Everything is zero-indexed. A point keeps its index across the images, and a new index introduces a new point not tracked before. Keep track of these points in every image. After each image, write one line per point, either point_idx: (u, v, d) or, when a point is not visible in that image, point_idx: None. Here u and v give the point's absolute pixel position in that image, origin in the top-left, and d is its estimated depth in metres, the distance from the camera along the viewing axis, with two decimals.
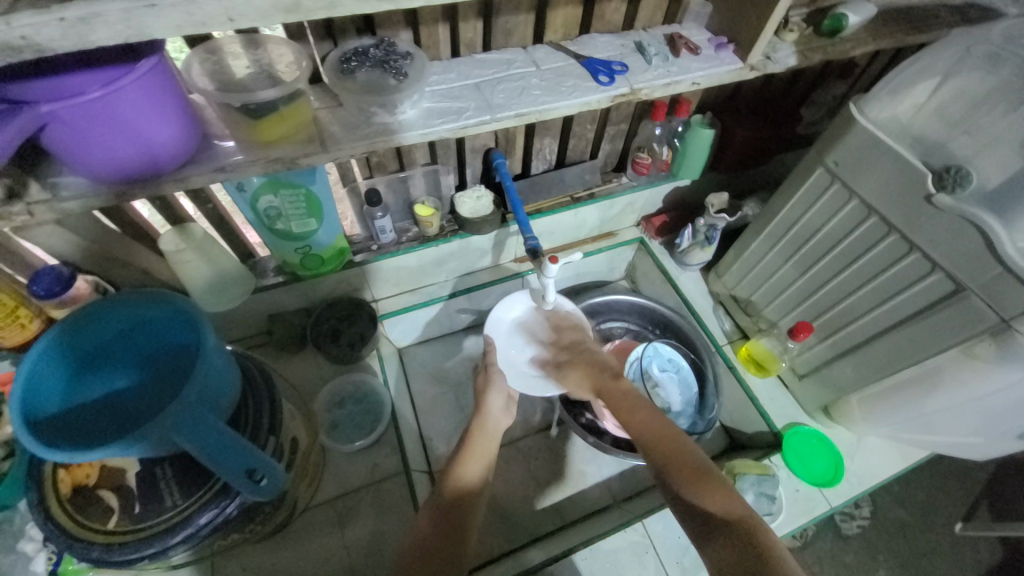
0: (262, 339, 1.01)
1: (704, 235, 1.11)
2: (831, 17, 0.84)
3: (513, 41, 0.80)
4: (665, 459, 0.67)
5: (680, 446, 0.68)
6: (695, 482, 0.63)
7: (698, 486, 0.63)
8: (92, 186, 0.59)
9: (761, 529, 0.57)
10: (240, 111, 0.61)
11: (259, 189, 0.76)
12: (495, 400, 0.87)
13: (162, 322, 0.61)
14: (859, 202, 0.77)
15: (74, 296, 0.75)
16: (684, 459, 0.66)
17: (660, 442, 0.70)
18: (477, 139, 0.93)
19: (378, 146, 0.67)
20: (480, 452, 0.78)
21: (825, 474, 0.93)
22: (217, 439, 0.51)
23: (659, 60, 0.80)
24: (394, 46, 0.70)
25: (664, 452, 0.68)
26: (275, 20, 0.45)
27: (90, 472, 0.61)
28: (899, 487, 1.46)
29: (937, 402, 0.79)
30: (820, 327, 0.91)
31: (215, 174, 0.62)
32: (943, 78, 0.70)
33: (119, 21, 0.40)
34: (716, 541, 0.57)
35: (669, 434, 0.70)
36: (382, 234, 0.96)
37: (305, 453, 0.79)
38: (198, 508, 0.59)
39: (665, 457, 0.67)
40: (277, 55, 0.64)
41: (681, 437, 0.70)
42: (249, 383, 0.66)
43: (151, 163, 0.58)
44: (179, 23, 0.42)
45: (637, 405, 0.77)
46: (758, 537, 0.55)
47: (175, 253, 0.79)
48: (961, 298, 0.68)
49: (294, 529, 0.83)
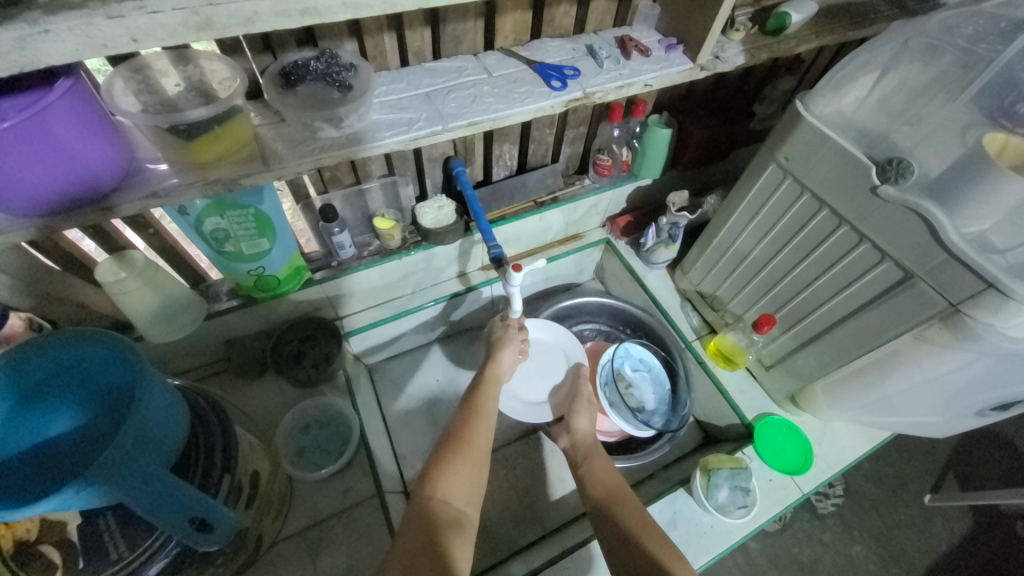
0: (219, 367, 0.96)
1: (668, 233, 1.12)
2: (775, 16, 0.86)
3: (463, 48, 0.78)
4: (627, 516, 0.71)
5: (644, 514, 0.71)
6: (659, 543, 0.66)
7: (662, 550, 0.65)
8: (11, 220, 0.54)
9: None
10: (171, 133, 0.57)
11: (203, 211, 0.72)
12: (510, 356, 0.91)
13: (94, 361, 0.57)
14: (810, 196, 0.79)
15: (7, 335, 0.71)
16: (650, 525, 0.69)
17: (625, 502, 0.73)
18: (433, 148, 0.91)
19: (325, 162, 0.64)
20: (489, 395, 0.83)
21: (795, 462, 0.95)
22: (156, 487, 0.48)
23: (610, 63, 0.80)
24: (337, 57, 0.67)
25: (630, 511, 0.72)
26: (187, 38, 0.42)
27: (30, 526, 0.57)
28: (869, 464, 1.51)
29: (895, 386, 0.81)
30: (783, 318, 0.93)
31: (148, 200, 0.58)
32: (882, 73, 0.72)
33: (10, 49, 0.37)
34: None
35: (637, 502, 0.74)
36: (342, 250, 0.93)
37: (268, 485, 0.75)
38: (146, 559, 0.55)
39: (630, 517, 0.71)
40: (210, 71, 0.61)
41: (633, 498, 0.74)
42: (198, 419, 0.62)
43: (74, 191, 0.54)
44: (78, 47, 0.39)
45: (603, 466, 0.80)
46: None
47: (115, 283, 0.74)
48: (910, 285, 0.70)
49: (261, 565, 0.79)
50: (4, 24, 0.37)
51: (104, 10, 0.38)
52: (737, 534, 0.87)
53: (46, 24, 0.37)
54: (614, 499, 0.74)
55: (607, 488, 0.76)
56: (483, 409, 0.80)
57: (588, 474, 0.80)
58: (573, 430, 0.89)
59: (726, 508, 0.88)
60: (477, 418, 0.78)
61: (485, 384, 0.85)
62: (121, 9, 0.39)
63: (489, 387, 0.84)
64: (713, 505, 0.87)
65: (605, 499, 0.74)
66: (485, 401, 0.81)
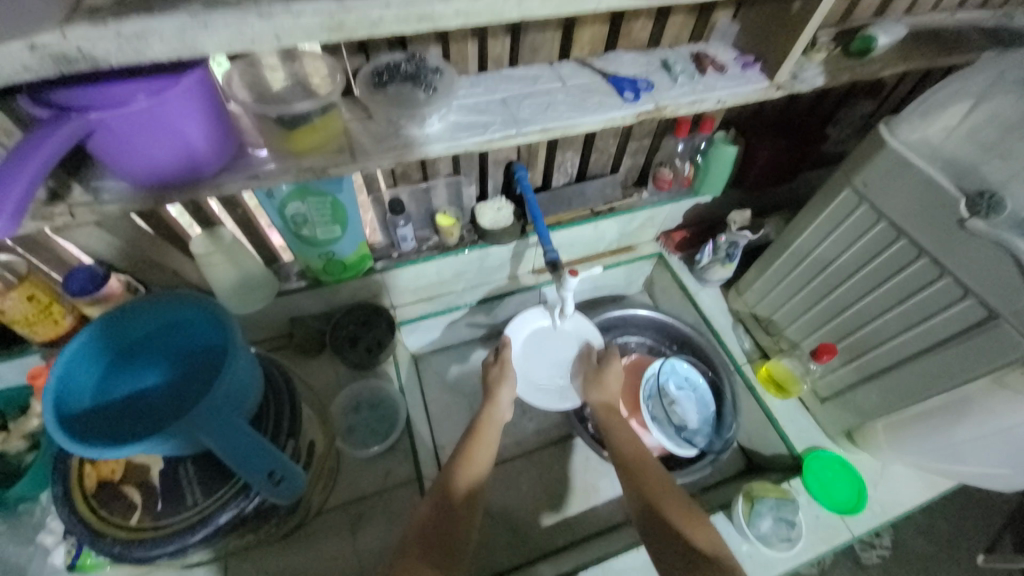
0: (283, 342, 1.03)
1: (726, 252, 1.09)
2: (860, 39, 0.84)
3: (540, 57, 0.81)
4: (653, 489, 0.71)
5: (664, 479, 0.73)
6: (674, 510, 0.68)
7: (678, 517, 0.68)
8: (132, 190, 0.61)
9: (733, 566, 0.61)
10: (275, 121, 0.63)
11: (288, 196, 0.78)
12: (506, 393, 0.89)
13: (188, 324, 0.63)
14: (887, 224, 0.76)
15: (107, 294, 0.79)
16: (668, 490, 0.71)
17: (646, 465, 0.75)
18: (500, 151, 0.94)
19: (406, 158, 0.68)
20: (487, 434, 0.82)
21: (847, 501, 0.90)
22: (241, 442, 0.53)
23: (685, 78, 0.80)
24: (425, 61, 0.72)
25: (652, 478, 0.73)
26: (320, 38, 0.46)
27: (115, 468, 0.63)
28: (922, 517, 1.41)
29: (966, 432, 0.76)
30: (845, 349, 0.89)
31: (247, 182, 0.64)
32: (978, 102, 0.69)
33: (172, 37, 0.42)
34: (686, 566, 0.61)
35: (667, 475, 0.74)
36: (404, 243, 0.98)
37: (321, 457, 0.80)
38: (218, 508, 0.59)
39: (652, 485, 0.72)
40: (311, 68, 0.66)
41: (653, 462, 0.76)
42: (270, 386, 0.67)
43: (187, 169, 0.60)
44: (230, 42, 0.44)
45: (626, 430, 0.82)
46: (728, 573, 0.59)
47: (205, 256, 0.82)
48: (994, 326, 0.66)
49: (305, 532, 0.84)
50: (167, 15, 0.42)
51: (257, 10, 0.43)
52: (776, 567, 0.84)
53: (206, 18, 0.42)
54: (634, 461, 0.76)
55: (628, 451, 0.78)
56: (474, 461, 0.77)
57: (610, 435, 0.82)
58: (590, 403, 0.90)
59: (768, 538, 0.85)
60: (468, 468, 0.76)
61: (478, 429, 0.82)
62: (271, 10, 0.43)
63: (482, 436, 0.81)
64: (755, 533, 0.85)
65: (634, 471, 0.75)
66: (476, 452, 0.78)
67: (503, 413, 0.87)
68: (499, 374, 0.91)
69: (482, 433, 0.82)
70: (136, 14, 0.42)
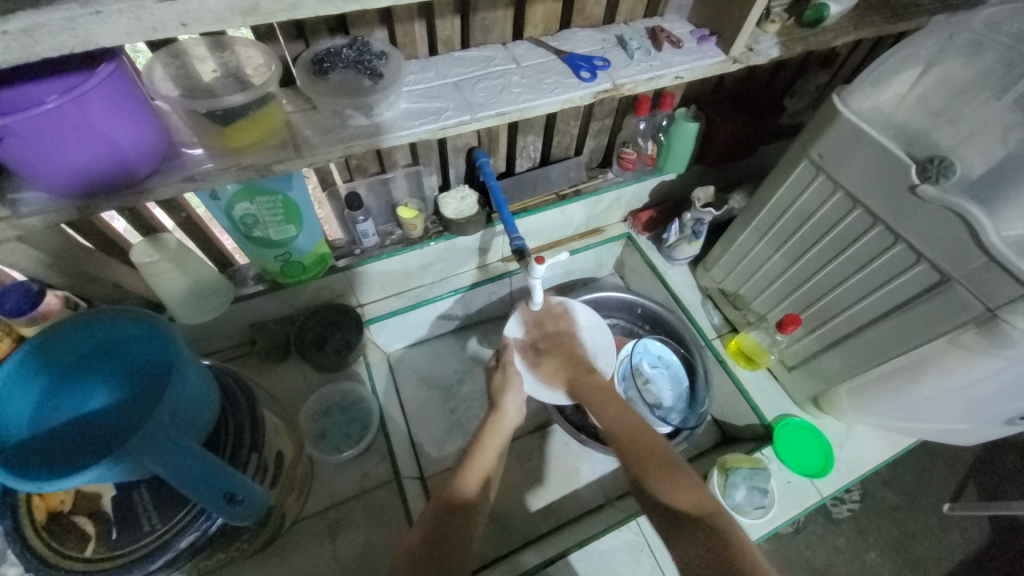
0: (244, 350, 0.98)
1: (692, 229, 1.10)
2: (813, 7, 0.83)
3: (492, 38, 0.78)
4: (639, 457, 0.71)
5: (651, 444, 0.73)
6: (658, 474, 0.69)
7: (664, 483, 0.68)
8: (53, 200, 0.56)
9: (726, 523, 0.62)
10: (208, 118, 0.58)
11: (234, 196, 0.74)
12: (513, 400, 0.84)
13: (132, 341, 0.59)
14: (844, 194, 0.77)
15: (44, 311, 0.73)
16: (653, 453, 0.71)
17: (635, 434, 0.75)
18: (459, 138, 0.91)
19: (355, 150, 0.65)
20: (487, 455, 0.77)
21: (815, 464, 0.94)
22: (197, 465, 0.50)
23: (641, 54, 0.78)
24: (368, 45, 0.68)
25: (636, 445, 0.73)
26: (234, 23, 0.43)
27: (65, 498, 0.59)
28: (887, 470, 1.48)
29: (922, 390, 0.79)
30: (808, 319, 0.91)
31: (184, 184, 0.60)
32: (925, 68, 0.69)
33: (62, 29, 0.38)
34: (682, 535, 0.63)
35: (649, 435, 0.74)
36: (365, 239, 0.94)
37: (292, 466, 0.77)
38: (177, 531, 0.57)
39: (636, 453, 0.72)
40: (245, 57, 0.61)
41: (646, 428, 0.76)
42: (228, 399, 0.64)
43: (113, 173, 0.55)
44: (128, 30, 0.40)
45: (608, 399, 0.81)
46: (719, 531, 0.61)
47: (149, 265, 0.76)
48: (946, 289, 0.68)
49: (283, 543, 0.82)
50: (57, 4, 0.38)
51: None
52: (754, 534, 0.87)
53: (98, 6, 0.38)
54: (623, 432, 0.75)
55: (618, 422, 0.77)
56: (471, 475, 0.74)
57: (594, 408, 0.81)
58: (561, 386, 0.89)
59: (743, 507, 0.87)
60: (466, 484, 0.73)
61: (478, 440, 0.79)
62: None
63: (484, 447, 0.78)
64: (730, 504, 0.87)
65: (622, 445, 0.74)
66: (475, 466, 0.75)
67: (510, 421, 0.83)
68: (503, 382, 0.85)
69: (486, 443, 0.78)
70: (24, 8, 0.37)
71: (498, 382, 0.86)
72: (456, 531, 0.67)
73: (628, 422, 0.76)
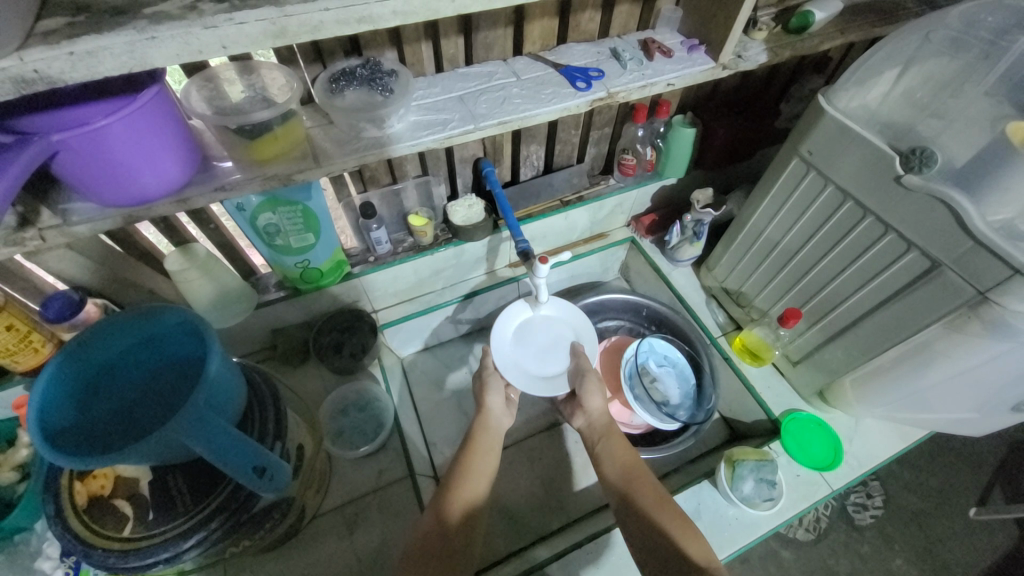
0: (267, 354, 1.04)
1: (693, 230, 1.13)
2: (798, 15, 0.87)
3: (494, 55, 0.84)
4: (652, 505, 0.72)
5: (660, 492, 0.74)
6: (670, 520, 0.70)
7: (676, 530, 0.69)
8: (101, 210, 0.62)
9: None
10: (236, 132, 0.64)
11: (258, 208, 0.80)
12: (496, 400, 0.89)
13: (166, 337, 0.64)
14: (834, 188, 0.80)
15: (84, 318, 0.79)
16: (664, 502, 0.72)
17: (642, 480, 0.76)
18: (465, 149, 0.96)
19: (368, 159, 0.70)
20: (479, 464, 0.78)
21: (824, 457, 0.94)
22: (230, 443, 0.54)
23: (633, 64, 0.83)
24: (379, 65, 0.74)
25: (649, 495, 0.73)
26: (264, 45, 0.49)
27: (104, 483, 0.64)
28: (910, 475, 1.46)
29: (927, 378, 0.80)
30: (809, 313, 0.93)
31: (216, 194, 0.65)
32: (905, 67, 0.73)
33: (122, 52, 0.44)
34: None
35: (656, 485, 0.75)
36: (378, 246, 0.99)
37: (311, 461, 0.81)
38: (209, 513, 0.61)
39: (650, 501, 0.72)
40: (269, 79, 0.68)
41: (650, 474, 0.77)
42: (253, 392, 0.68)
43: (154, 186, 0.62)
44: (178, 52, 0.46)
45: (618, 444, 0.82)
46: None
47: (180, 273, 0.82)
48: (937, 275, 0.70)
49: (302, 538, 0.85)
50: (117, 31, 0.44)
51: (201, 21, 0.45)
52: (762, 526, 0.88)
53: (153, 32, 0.44)
54: (630, 478, 0.76)
55: (623, 466, 0.78)
56: (472, 479, 0.76)
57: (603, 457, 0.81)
58: (588, 411, 0.88)
59: (752, 500, 0.88)
60: (465, 484, 0.75)
61: (476, 444, 0.82)
62: (214, 20, 0.45)
63: (478, 444, 0.81)
64: (738, 496, 0.88)
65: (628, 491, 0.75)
66: (475, 469, 0.77)
67: (500, 412, 0.88)
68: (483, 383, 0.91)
69: (479, 439, 0.82)
70: (88, 33, 0.43)
71: (478, 387, 0.91)
72: (466, 539, 0.70)
73: (630, 467, 0.78)
